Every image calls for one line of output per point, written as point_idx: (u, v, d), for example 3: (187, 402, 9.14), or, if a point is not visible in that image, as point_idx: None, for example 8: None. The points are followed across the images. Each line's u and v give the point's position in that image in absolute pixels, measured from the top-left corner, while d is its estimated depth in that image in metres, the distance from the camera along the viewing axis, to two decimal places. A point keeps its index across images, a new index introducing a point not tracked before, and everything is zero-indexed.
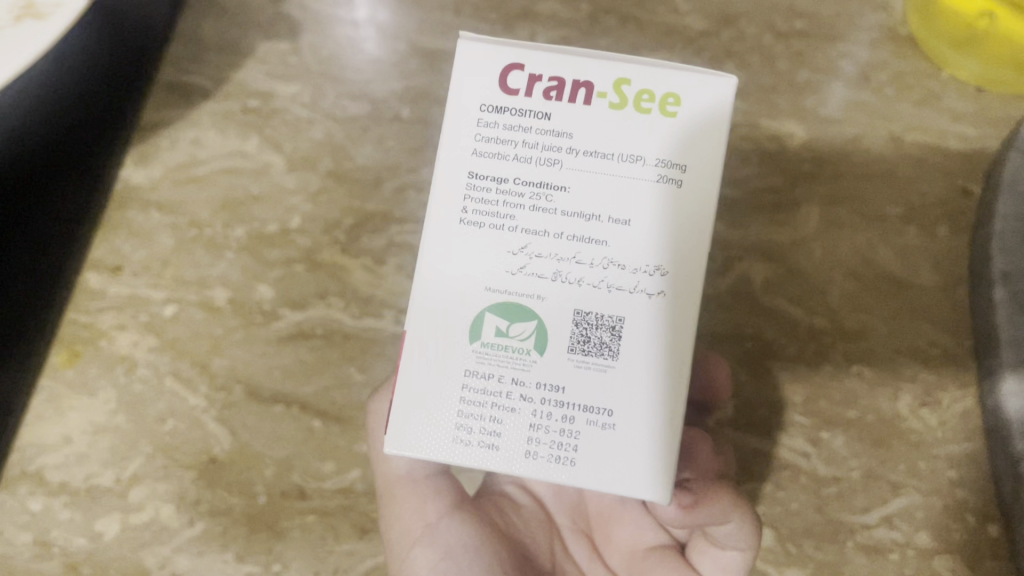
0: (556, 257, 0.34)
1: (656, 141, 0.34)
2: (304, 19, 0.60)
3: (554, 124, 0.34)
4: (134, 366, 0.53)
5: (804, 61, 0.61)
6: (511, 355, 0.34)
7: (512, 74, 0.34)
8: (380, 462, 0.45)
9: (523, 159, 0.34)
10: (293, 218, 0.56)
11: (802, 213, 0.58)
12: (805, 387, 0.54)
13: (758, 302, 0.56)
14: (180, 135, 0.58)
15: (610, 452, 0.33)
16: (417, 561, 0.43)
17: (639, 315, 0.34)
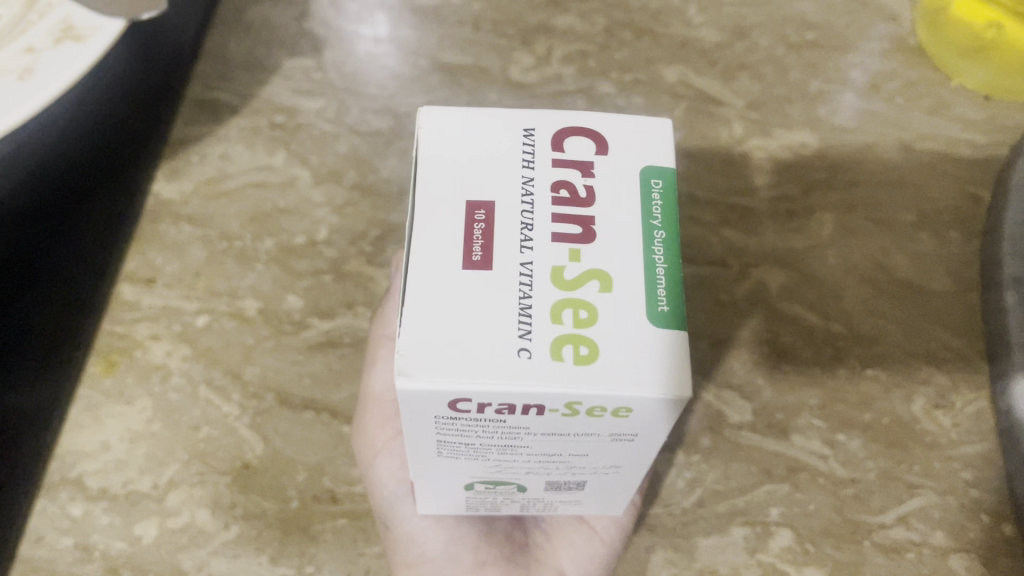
0: (533, 463, 0.34)
1: (632, 314, 0.29)
2: (344, 57, 0.66)
3: (510, 423, 0.30)
4: (168, 376, 0.54)
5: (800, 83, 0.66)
6: (493, 489, 0.39)
7: (458, 404, 0.29)
8: (370, 371, 0.51)
9: (472, 420, 0.30)
10: (320, 230, 0.59)
11: (817, 220, 0.60)
12: (823, 391, 0.55)
13: (777, 309, 0.57)
14: (209, 150, 0.61)
15: (579, 507, 0.42)
16: (377, 471, 0.50)
17: (604, 480, 0.37)
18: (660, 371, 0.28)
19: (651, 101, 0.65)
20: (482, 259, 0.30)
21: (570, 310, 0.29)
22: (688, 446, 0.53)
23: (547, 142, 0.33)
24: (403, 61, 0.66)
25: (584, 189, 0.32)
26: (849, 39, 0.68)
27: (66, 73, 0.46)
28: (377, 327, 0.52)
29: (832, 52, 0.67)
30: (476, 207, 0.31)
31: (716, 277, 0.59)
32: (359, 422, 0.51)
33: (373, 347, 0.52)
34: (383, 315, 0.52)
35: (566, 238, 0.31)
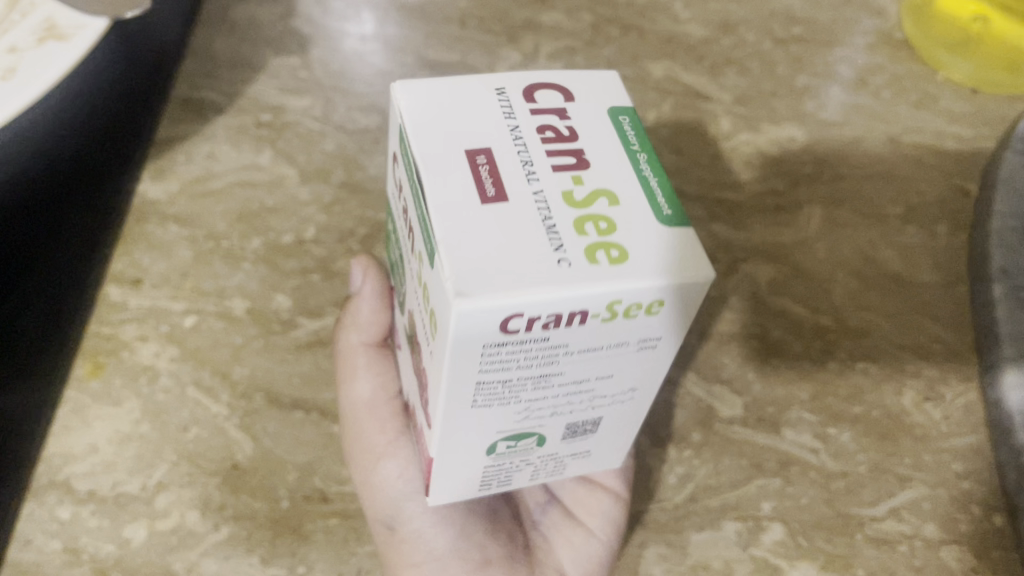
0: (558, 402, 0.34)
1: (647, 219, 0.30)
2: (331, 55, 0.66)
3: (553, 342, 0.29)
4: (156, 377, 0.53)
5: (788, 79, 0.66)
6: (513, 450, 0.37)
7: (511, 321, 0.28)
8: (347, 382, 0.51)
9: (518, 346, 0.29)
10: (308, 229, 0.59)
11: (805, 214, 0.61)
12: (813, 384, 0.55)
13: (766, 303, 0.57)
14: (195, 150, 0.61)
15: (587, 464, 0.41)
16: (385, 473, 0.48)
17: (613, 418, 0.37)
18: (687, 257, 0.29)
19: (639, 95, 0.65)
20: (495, 192, 0.30)
21: (588, 224, 0.30)
22: (678, 440, 0.53)
23: (517, 94, 0.34)
24: (390, 59, 0.66)
25: (566, 129, 0.33)
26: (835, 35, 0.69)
27: (52, 68, 0.46)
28: (348, 335, 0.51)
29: (818, 47, 0.68)
30: (475, 150, 0.31)
31: (707, 272, 0.58)
32: (347, 434, 0.51)
33: (343, 359, 0.51)
34: (347, 323, 0.52)
35: (565, 166, 0.31)
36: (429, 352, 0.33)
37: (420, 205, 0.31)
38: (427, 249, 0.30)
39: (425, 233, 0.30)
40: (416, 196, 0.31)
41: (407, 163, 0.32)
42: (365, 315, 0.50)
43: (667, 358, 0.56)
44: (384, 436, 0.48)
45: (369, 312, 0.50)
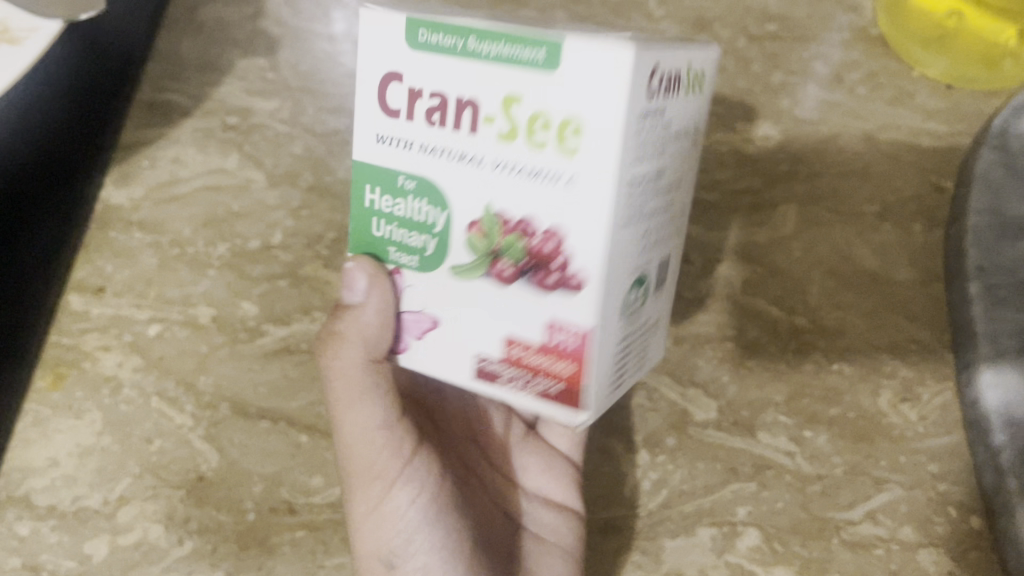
0: (652, 204, 0.36)
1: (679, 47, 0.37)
2: (294, 47, 0.61)
3: (662, 109, 0.33)
4: (119, 388, 0.52)
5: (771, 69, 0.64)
6: (631, 307, 0.37)
7: (642, 68, 0.30)
8: (348, 411, 0.42)
9: (655, 117, 0.33)
10: (275, 233, 0.57)
11: (781, 213, 0.60)
12: (788, 386, 0.54)
13: (740, 304, 0.57)
14: (160, 154, 0.59)
15: (656, 342, 0.43)
16: (397, 501, 0.44)
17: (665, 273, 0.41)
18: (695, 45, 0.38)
19: None
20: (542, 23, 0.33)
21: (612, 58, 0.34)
22: (652, 445, 0.53)
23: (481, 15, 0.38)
24: (358, 56, 0.60)
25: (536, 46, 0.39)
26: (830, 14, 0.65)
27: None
28: (338, 357, 0.41)
29: (807, 34, 0.65)
30: (466, 87, 0.33)
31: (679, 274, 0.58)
32: (352, 468, 0.44)
33: (336, 390, 0.42)
34: (332, 339, 0.41)
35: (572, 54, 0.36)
36: (563, 199, 0.32)
37: (488, 46, 0.32)
38: (529, 58, 0.31)
39: (516, 58, 0.31)
40: (467, 39, 0.32)
41: (448, 43, 0.33)
42: (351, 342, 0.40)
43: None
44: (398, 461, 0.43)
45: (357, 330, 0.39)
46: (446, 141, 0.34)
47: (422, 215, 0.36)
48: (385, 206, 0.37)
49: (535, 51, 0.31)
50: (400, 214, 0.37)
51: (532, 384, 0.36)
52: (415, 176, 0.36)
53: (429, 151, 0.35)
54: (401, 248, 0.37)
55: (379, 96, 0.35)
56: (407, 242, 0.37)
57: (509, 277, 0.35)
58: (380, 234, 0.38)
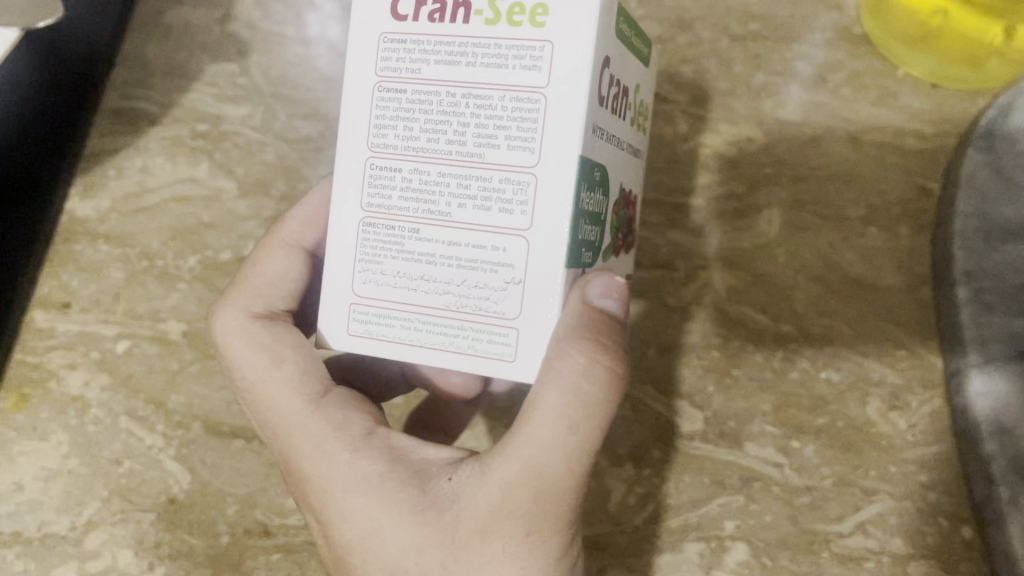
0: None
1: None
2: (270, 55, 0.59)
3: None
4: (87, 408, 0.51)
5: (756, 71, 0.62)
6: None
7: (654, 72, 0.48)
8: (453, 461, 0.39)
9: None
10: (247, 244, 0.56)
11: (765, 217, 0.59)
12: (775, 396, 0.53)
13: (725, 312, 0.55)
14: (128, 164, 0.57)
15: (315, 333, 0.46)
16: None
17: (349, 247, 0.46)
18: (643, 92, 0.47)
19: None
20: None
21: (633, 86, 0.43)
22: (638, 458, 0.52)
23: None
24: (334, 63, 0.58)
25: None
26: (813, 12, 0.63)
27: None
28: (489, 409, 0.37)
29: (787, 38, 0.63)
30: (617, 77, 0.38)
31: (662, 280, 0.57)
32: None
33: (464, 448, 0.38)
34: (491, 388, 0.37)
35: None
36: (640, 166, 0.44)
37: (626, 28, 0.38)
38: (638, 49, 0.41)
39: (632, 44, 0.40)
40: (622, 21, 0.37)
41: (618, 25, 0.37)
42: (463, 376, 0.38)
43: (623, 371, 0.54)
44: None
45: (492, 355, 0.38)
46: (608, 125, 0.37)
47: (596, 199, 0.37)
48: (586, 198, 0.35)
49: (642, 47, 0.42)
50: (591, 205, 0.36)
51: (639, 337, 0.40)
52: (597, 164, 0.36)
53: (602, 135, 0.36)
54: (585, 241, 0.37)
55: (594, 74, 0.33)
56: (587, 236, 0.37)
57: (644, 236, 0.39)
58: (580, 230, 0.35)
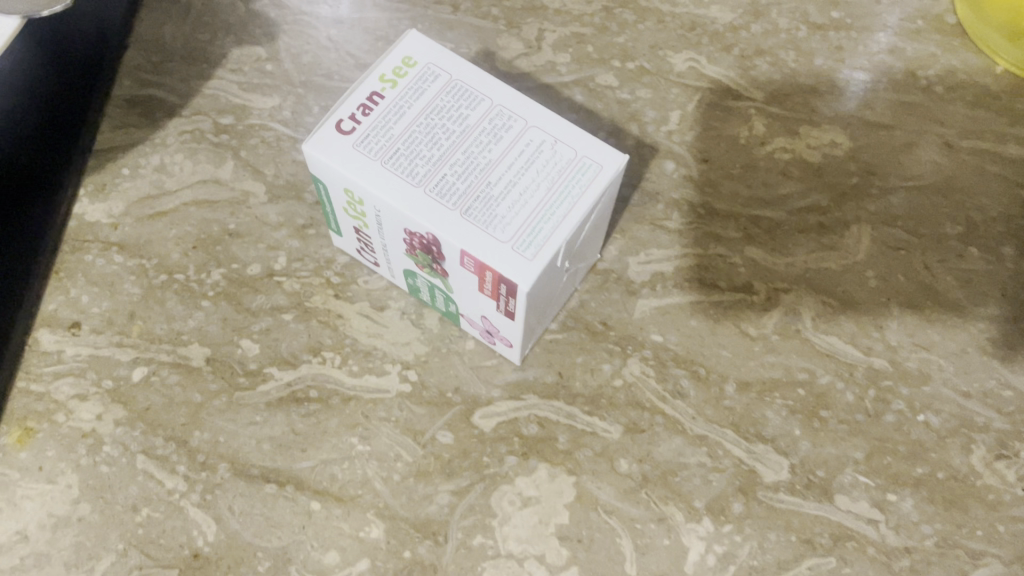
0: None
1: (349, 247, 0.49)
2: (304, 43, 0.56)
3: None
4: (98, 444, 0.45)
5: (819, 68, 0.58)
6: (543, 319, 0.48)
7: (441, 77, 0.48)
8: None
9: None
10: (277, 258, 0.50)
11: (853, 234, 0.53)
12: (868, 441, 0.47)
13: (811, 342, 0.50)
14: (143, 161, 0.52)
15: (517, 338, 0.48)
16: None
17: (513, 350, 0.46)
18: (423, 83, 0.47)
19: (658, 93, 0.57)
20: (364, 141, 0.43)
21: None
22: (716, 512, 0.45)
23: (346, 246, 0.49)
24: (370, 49, 0.56)
25: (374, 263, 0.48)
26: (868, 7, 0.60)
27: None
28: None
29: (861, 34, 0.60)
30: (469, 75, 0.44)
31: (743, 304, 0.50)
32: None
33: None
34: None
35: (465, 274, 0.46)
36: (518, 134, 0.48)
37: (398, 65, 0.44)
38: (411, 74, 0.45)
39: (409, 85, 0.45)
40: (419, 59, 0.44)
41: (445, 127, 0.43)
42: None
43: (702, 414, 0.47)
44: None
45: None
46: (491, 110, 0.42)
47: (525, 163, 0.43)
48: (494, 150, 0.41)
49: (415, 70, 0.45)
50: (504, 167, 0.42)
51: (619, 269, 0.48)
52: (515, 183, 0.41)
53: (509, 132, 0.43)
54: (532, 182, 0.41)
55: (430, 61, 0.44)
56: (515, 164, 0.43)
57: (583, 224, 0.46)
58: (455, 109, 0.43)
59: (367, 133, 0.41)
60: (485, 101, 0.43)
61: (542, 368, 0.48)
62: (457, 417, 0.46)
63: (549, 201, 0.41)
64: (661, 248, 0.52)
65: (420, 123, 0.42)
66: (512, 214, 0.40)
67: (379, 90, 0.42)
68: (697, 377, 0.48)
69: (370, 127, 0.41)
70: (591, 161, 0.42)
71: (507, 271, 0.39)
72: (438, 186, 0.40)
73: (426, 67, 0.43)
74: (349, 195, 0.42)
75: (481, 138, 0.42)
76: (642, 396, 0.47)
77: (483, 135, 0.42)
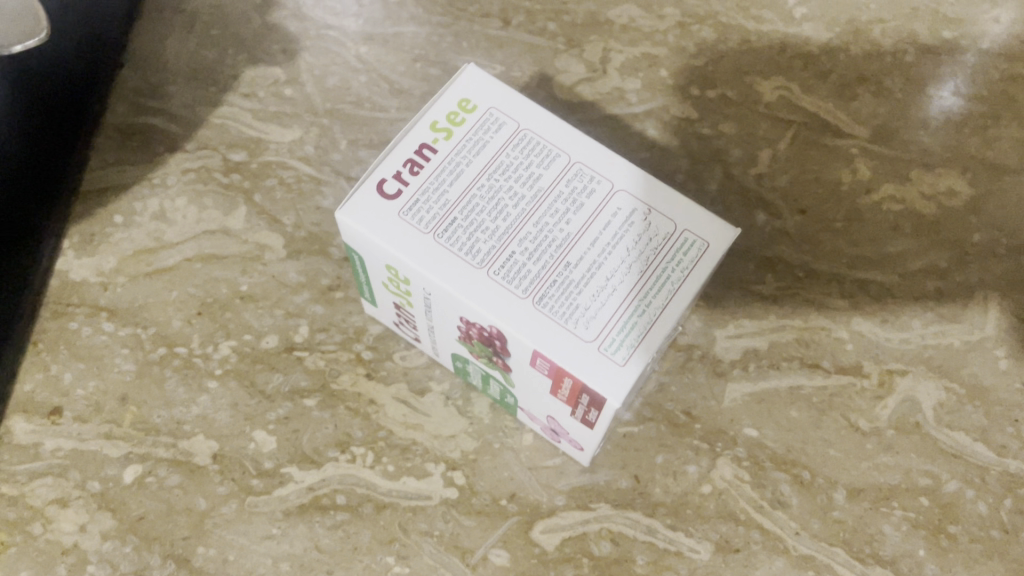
0: None
1: (383, 318, 0.41)
2: (329, 63, 0.48)
3: None
4: (82, 563, 0.37)
5: (931, 99, 0.49)
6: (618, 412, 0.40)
7: None
8: None
9: None
10: (298, 328, 0.42)
11: (978, 303, 0.44)
12: (1006, 565, 0.39)
13: (933, 440, 0.42)
14: (139, 206, 0.44)
15: None
16: None
17: (585, 454, 0.38)
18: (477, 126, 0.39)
19: (744, 127, 0.48)
20: None
21: None
22: None
23: (383, 318, 0.41)
24: (406, 71, 0.48)
25: (415, 340, 0.40)
26: (987, 26, 0.50)
27: None
28: None
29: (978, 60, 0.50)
30: None
31: (850, 389, 0.42)
32: None
33: None
34: None
35: None
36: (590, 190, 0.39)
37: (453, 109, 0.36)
38: None
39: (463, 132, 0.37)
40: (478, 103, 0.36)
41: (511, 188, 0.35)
42: None
43: (807, 529, 0.40)
44: None
45: None
46: (568, 170, 0.34)
47: None
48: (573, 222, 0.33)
49: None
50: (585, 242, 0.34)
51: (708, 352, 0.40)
52: None
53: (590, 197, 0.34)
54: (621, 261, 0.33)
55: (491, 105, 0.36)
56: None
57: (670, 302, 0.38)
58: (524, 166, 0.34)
59: (416, 197, 0.33)
60: (561, 157, 0.35)
61: (615, 470, 0.40)
62: (514, 531, 0.38)
63: (643, 287, 0.32)
64: (753, 320, 0.43)
65: (481, 185, 0.34)
66: (598, 305, 0.32)
67: (430, 141, 0.34)
68: (800, 482, 0.40)
69: (420, 189, 0.33)
70: (694, 236, 0.34)
71: (594, 381, 0.31)
72: (506, 268, 0.32)
73: (487, 113, 0.35)
74: (391, 271, 0.34)
75: (557, 205, 0.34)
76: (736, 506, 0.40)
77: (559, 202, 0.34)
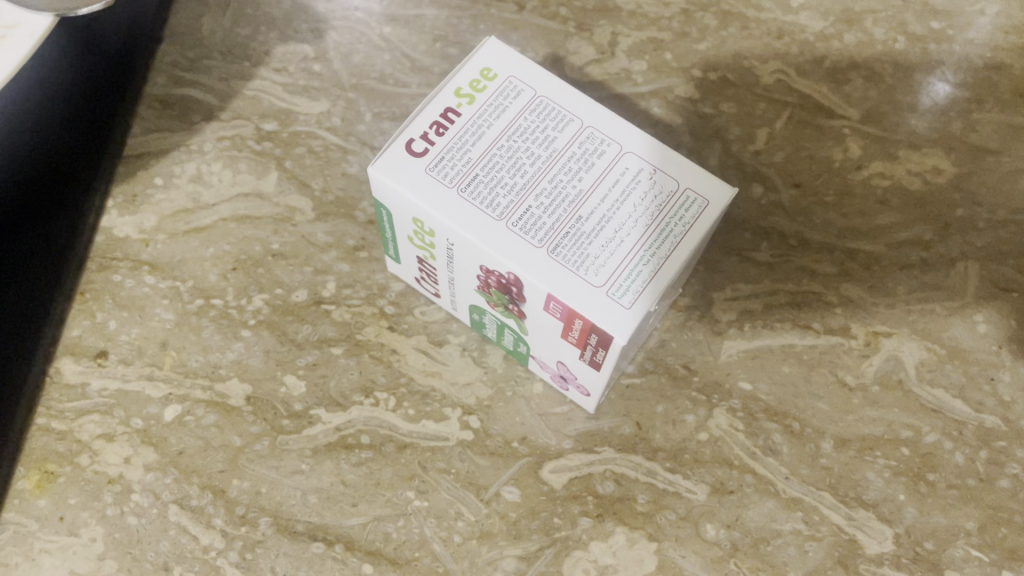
0: None
1: (405, 273, 0.44)
2: (355, 41, 0.51)
3: None
4: (126, 493, 0.40)
5: (919, 84, 0.52)
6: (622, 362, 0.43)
7: None
8: None
9: None
10: (325, 283, 0.45)
11: (959, 272, 0.47)
12: (981, 510, 0.43)
13: (915, 395, 0.45)
14: (178, 170, 0.47)
15: None
16: None
17: (592, 399, 0.41)
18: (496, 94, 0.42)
19: (743, 107, 0.51)
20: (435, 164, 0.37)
21: None
22: None
23: (406, 275, 0.44)
24: (427, 50, 0.51)
25: (434, 294, 0.43)
26: (973, 18, 0.54)
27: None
28: None
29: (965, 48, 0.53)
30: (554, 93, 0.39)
31: (838, 348, 0.45)
32: None
33: None
34: None
35: None
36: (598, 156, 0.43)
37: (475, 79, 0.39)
38: None
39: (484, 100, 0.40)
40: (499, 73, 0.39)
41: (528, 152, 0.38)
42: None
43: (796, 474, 0.43)
44: None
45: None
46: (580, 134, 0.38)
47: None
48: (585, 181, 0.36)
49: None
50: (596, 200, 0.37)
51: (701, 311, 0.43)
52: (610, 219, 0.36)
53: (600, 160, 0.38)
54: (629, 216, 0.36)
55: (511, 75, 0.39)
56: None
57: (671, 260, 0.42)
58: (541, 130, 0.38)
59: (442, 155, 0.36)
60: (574, 122, 0.38)
61: (618, 417, 0.43)
62: (524, 470, 0.42)
63: (648, 238, 0.36)
64: (748, 283, 0.47)
65: (501, 146, 0.37)
66: (606, 254, 0.35)
67: (454, 106, 0.37)
68: (790, 432, 0.43)
69: (445, 148, 0.36)
70: (695, 194, 0.37)
71: (601, 321, 0.34)
72: (523, 220, 0.35)
73: (507, 81, 0.38)
74: (417, 224, 0.37)
75: (570, 164, 0.37)
76: (730, 452, 0.43)
77: (572, 163, 0.37)
